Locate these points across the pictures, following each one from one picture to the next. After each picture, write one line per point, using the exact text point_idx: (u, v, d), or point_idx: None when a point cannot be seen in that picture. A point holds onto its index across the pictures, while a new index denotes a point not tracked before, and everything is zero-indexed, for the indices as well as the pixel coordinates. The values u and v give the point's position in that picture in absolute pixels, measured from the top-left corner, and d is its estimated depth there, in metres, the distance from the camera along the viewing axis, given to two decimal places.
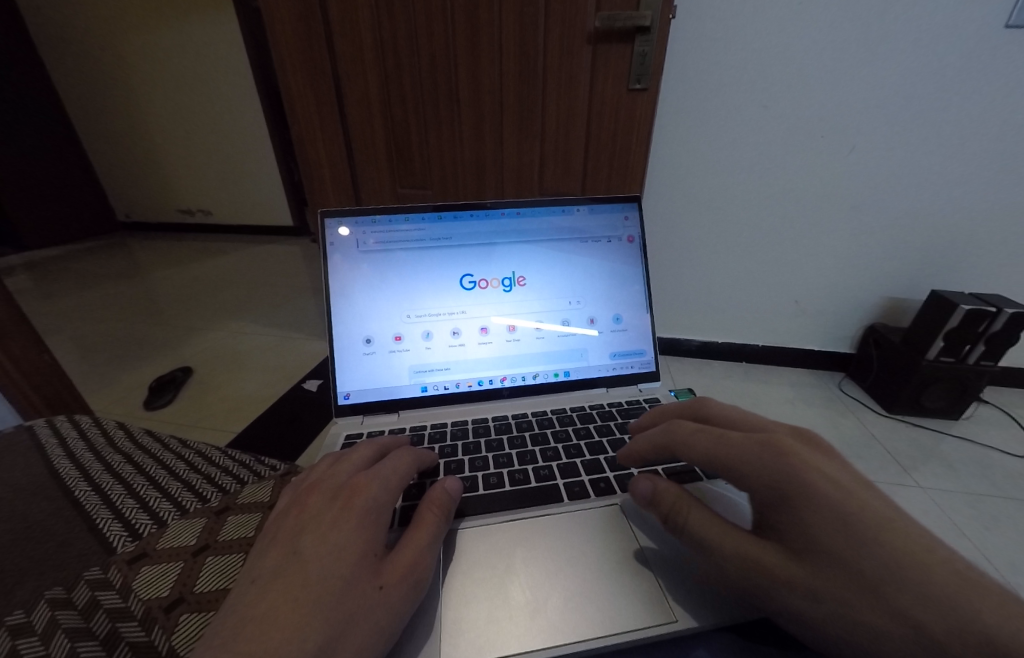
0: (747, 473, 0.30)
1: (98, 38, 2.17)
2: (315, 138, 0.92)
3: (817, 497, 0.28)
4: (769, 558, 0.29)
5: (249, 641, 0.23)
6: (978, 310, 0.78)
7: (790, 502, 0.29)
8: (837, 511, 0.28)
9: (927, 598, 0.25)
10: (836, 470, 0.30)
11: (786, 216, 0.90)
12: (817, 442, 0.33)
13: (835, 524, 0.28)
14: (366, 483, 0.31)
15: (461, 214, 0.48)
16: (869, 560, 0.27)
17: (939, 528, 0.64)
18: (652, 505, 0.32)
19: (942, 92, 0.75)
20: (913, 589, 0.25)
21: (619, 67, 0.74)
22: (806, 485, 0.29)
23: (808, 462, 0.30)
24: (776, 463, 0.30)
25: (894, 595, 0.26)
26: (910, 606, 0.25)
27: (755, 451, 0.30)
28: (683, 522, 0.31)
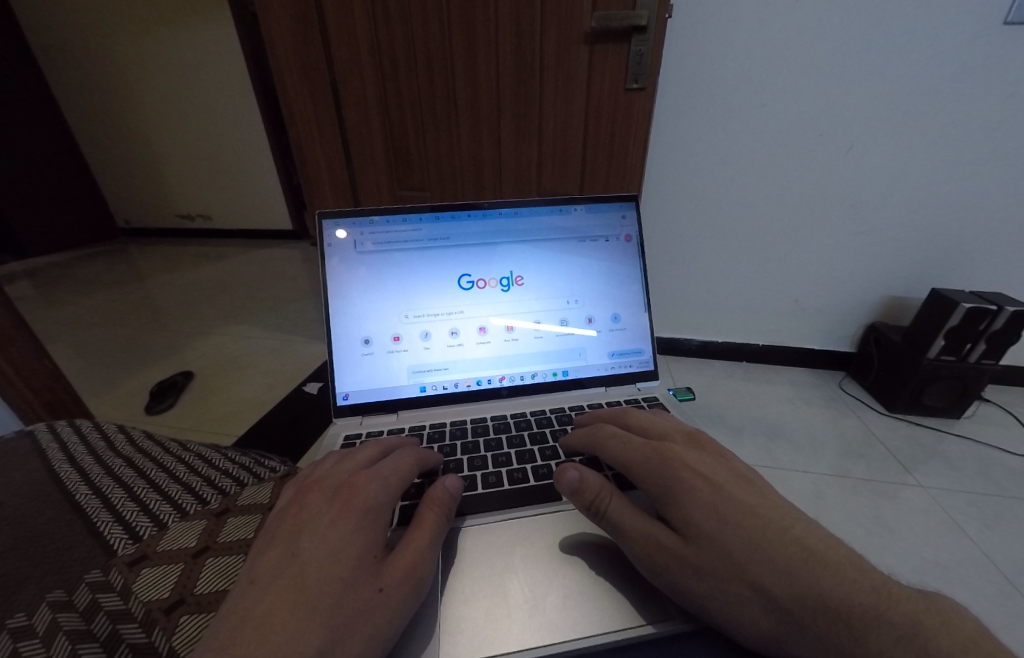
0: (636, 471, 0.33)
1: (97, 45, 2.18)
2: (313, 141, 0.92)
3: (694, 489, 0.31)
4: (667, 541, 0.30)
5: (247, 644, 0.23)
6: (979, 307, 0.78)
7: (670, 494, 0.31)
8: (711, 501, 0.30)
9: (785, 575, 0.27)
10: (717, 468, 0.32)
11: (785, 214, 0.91)
12: (707, 445, 0.35)
13: (709, 512, 0.29)
14: (365, 483, 0.31)
15: (458, 214, 0.49)
16: (737, 542, 0.28)
17: (940, 526, 0.64)
18: (577, 494, 0.33)
19: (938, 89, 0.75)
20: (772, 566, 0.27)
21: (615, 68, 0.75)
22: (681, 481, 0.31)
23: (686, 461, 0.32)
24: (660, 462, 0.32)
25: (756, 573, 0.27)
26: (771, 582, 0.27)
27: (644, 455, 0.33)
28: (603, 512, 0.32)
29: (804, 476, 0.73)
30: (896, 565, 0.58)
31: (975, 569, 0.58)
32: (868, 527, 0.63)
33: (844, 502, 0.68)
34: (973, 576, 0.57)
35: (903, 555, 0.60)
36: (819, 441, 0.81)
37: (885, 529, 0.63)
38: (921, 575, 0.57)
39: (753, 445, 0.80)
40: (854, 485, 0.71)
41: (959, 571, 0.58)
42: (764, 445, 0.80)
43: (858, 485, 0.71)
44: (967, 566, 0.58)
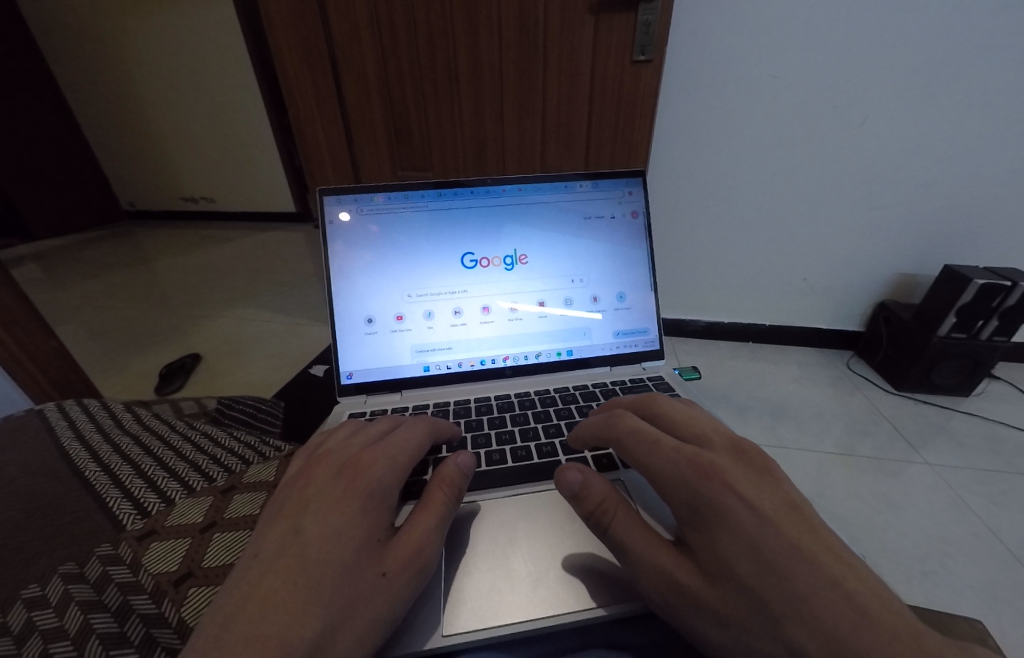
0: (669, 488, 0.29)
1: (88, 22, 2.12)
2: (312, 119, 0.90)
3: (736, 523, 0.27)
4: (686, 578, 0.27)
5: (249, 621, 0.23)
6: (993, 283, 0.76)
7: (704, 522, 0.27)
8: (751, 537, 0.26)
9: (827, 639, 0.23)
10: (764, 494, 0.28)
11: (797, 190, 0.88)
12: (755, 458, 0.30)
13: (746, 551, 0.26)
14: (371, 463, 0.31)
15: (459, 191, 0.47)
16: (773, 591, 0.25)
17: (946, 503, 0.64)
18: (577, 498, 0.30)
19: (963, 57, 0.71)
20: (812, 627, 0.23)
21: (622, 38, 0.72)
22: (722, 512, 0.27)
23: (732, 485, 0.28)
24: (699, 483, 0.28)
25: (791, 631, 0.24)
26: (809, 645, 0.23)
27: (676, 468, 0.29)
28: (608, 523, 0.30)
29: (809, 456, 0.72)
30: (899, 541, 0.59)
31: (980, 545, 0.58)
32: (871, 505, 0.63)
33: (848, 480, 0.68)
34: (977, 552, 0.57)
35: (907, 532, 0.60)
36: (827, 421, 0.81)
37: (889, 507, 0.63)
38: (925, 551, 0.57)
39: (759, 424, 0.80)
40: (859, 464, 0.71)
41: (963, 547, 0.58)
42: (770, 424, 0.80)
43: (864, 464, 0.71)
44: (972, 543, 0.58)
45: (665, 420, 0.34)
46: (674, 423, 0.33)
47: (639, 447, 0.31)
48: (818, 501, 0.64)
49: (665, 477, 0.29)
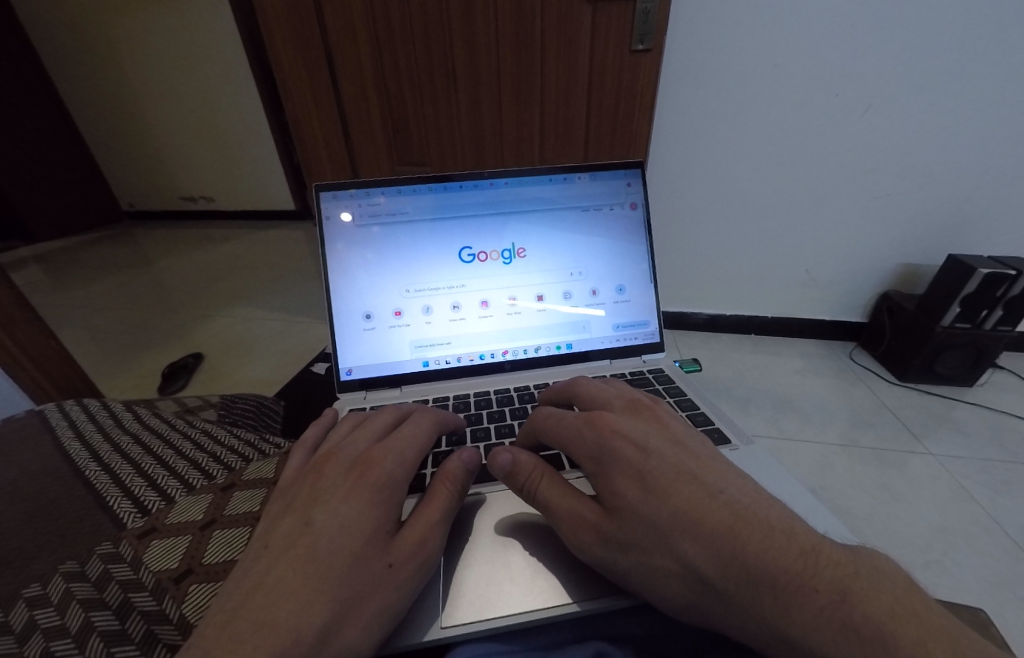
0: (570, 444, 0.33)
1: (82, 21, 2.10)
2: (308, 116, 0.89)
3: (626, 460, 0.31)
4: (595, 518, 0.30)
5: (258, 610, 0.24)
6: (996, 273, 0.76)
7: (601, 467, 0.31)
8: (641, 471, 0.30)
9: (707, 543, 0.26)
10: (655, 436, 0.33)
11: (799, 181, 0.87)
12: (644, 410, 0.35)
13: (639, 484, 0.29)
14: (380, 457, 0.31)
15: (457, 184, 0.47)
16: (662, 512, 0.28)
17: (950, 494, 0.64)
18: (508, 476, 0.33)
19: (967, 40, 0.70)
20: (698, 537, 0.27)
21: (620, 27, 0.71)
22: (613, 453, 0.31)
23: (618, 432, 0.32)
24: (590, 436, 0.32)
25: (683, 546, 0.27)
26: (694, 553, 0.26)
27: (574, 426, 0.33)
28: (532, 489, 0.32)
29: (811, 447, 0.72)
30: (902, 532, 0.58)
31: (985, 535, 0.58)
32: (874, 496, 0.63)
33: (851, 471, 0.67)
34: (981, 542, 0.57)
35: (910, 523, 0.60)
36: (829, 412, 0.80)
37: (893, 498, 0.63)
38: (928, 541, 0.57)
39: (761, 417, 0.80)
40: (862, 455, 0.70)
41: (966, 537, 0.58)
42: (773, 417, 0.79)
43: (867, 455, 0.70)
44: (976, 533, 0.58)
45: (578, 395, 0.38)
46: (585, 393, 0.38)
47: (552, 416, 0.35)
48: (821, 492, 0.64)
49: (569, 441, 0.33)
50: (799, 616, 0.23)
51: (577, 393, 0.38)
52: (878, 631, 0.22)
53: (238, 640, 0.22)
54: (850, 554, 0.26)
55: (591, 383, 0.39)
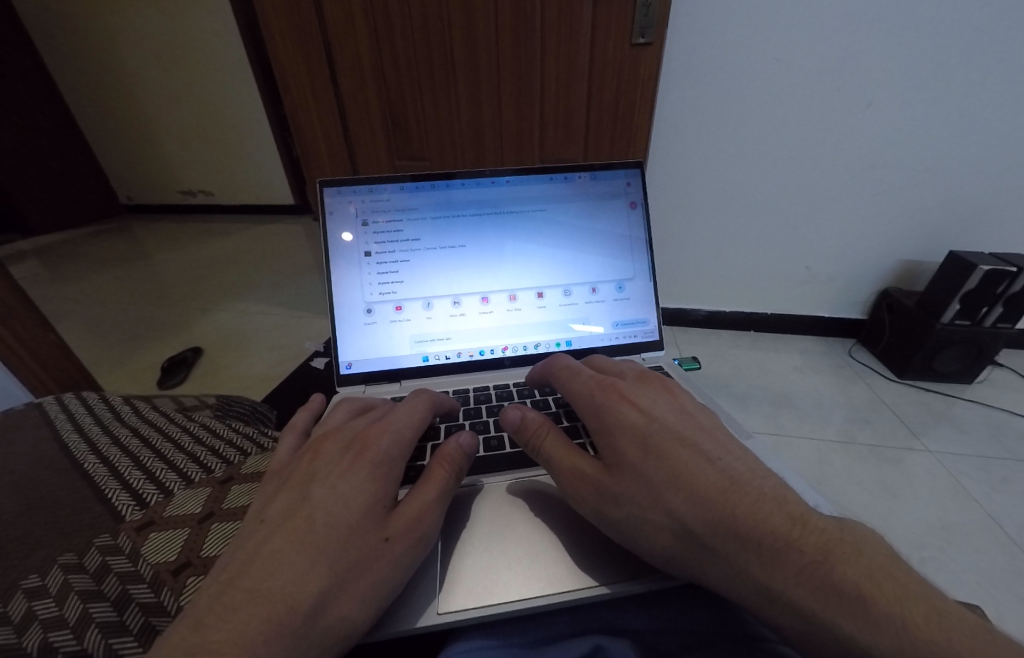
0: (579, 405, 0.34)
1: (78, 12, 2.08)
2: (307, 109, 0.88)
3: (627, 422, 0.31)
4: (593, 472, 0.30)
5: (255, 579, 0.24)
6: (997, 271, 0.76)
7: (604, 427, 0.32)
8: (641, 433, 0.31)
9: (701, 504, 0.27)
10: (658, 403, 0.33)
11: (800, 175, 0.86)
12: (654, 380, 0.35)
13: (638, 444, 0.30)
14: (378, 434, 0.31)
15: (459, 182, 0.47)
16: (658, 470, 0.29)
17: (946, 490, 0.64)
18: (519, 430, 0.34)
19: (970, 32, 0.69)
20: (688, 494, 0.27)
21: (620, 21, 0.70)
22: (617, 415, 0.32)
23: (625, 396, 0.33)
24: (599, 397, 0.33)
25: (672, 501, 0.27)
26: (682, 509, 0.27)
27: (586, 388, 0.34)
28: (538, 446, 0.33)
29: (808, 444, 0.72)
30: (899, 528, 0.59)
31: (981, 531, 0.58)
32: (872, 492, 0.64)
33: (849, 467, 0.68)
34: (978, 538, 0.57)
35: (908, 519, 0.60)
36: (828, 408, 0.80)
37: (890, 494, 0.63)
38: (924, 536, 0.58)
39: (760, 413, 0.80)
40: (860, 452, 0.71)
41: (963, 533, 0.58)
42: (771, 413, 0.80)
43: (865, 452, 0.71)
44: (973, 529, 0.59)
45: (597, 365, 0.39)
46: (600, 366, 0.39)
47: (566, 380, 0.36)
48: (818, 488, 0.64)
49: (580, 401, 0.34)
50: (814, 605, 0.23)
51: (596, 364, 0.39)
52: (859, 590, 0.22)
53: (235, 606, 0.23)
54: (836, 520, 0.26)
55: (609, 362, 0.39)
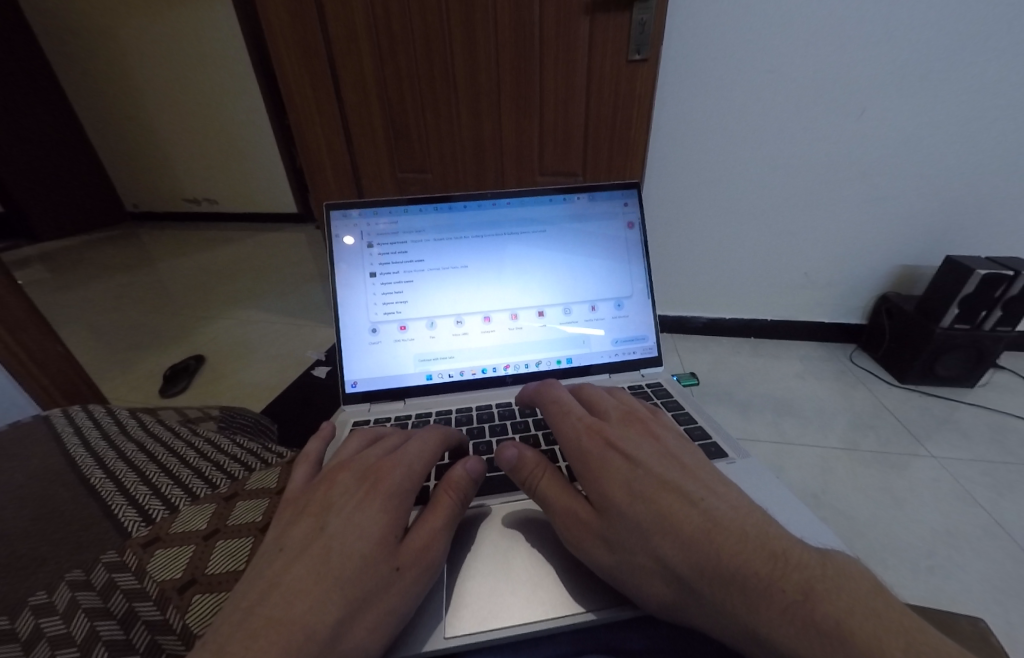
0: (566, 447, 0.34)
1: (89, 24, 2.13)
2: (312, 123, 0.90)
3: (614, 466, 0.32)
4: (586, 516, 0.31)
5: (271, 611, 0.24)
6: (994, 274, 0.76)
7: (590, 471, 0.32)
8: (627, 478, 0.31)
9: (685, 545, 0.27)
10: (643, 446, 0.33)
11: (797, 185, 0.88)
12: (639, 423, 0.36)
13: (625, 487, 0.30)
14: (390, 467, 0.31)
15: (461, 204, 0.48)
16: (645, 514, 0.29)
17: (952, 496, 0.64)
18: (515, 470, 0.34)
19: (958, 49, 0.72)
20: (674, 537, 0.27)
21: (616, 38, 0.71)
22: (604, 458, 0.32)
23: (610, 440, 0.34)
24: (584, 440, 0.34)
25: (661, 546, 0.28)
26: (671, 554, 0.27)
27: (571, 430, 0.35)
28: (534, 487, 0.33)
29: (812, 452, 0.73)
30: (905, 537, 0.58)
31: (989, 538, 0.58)
32: (878, 501, 0.63)
33: (853, 475, 0.68)
34: (986, 546, 0.57)
35: (914, 528, 0.60)
36: (829, 415, 0.81)
37: (895, 502, 0.63)
38: (931, 545, 0.58)
39: (762, 421, 0.80)
40: (865, 457, 0.71)
41: (970, 540, 0.58)
42: (774, 421, 0.80)
43: (869, 458, 0.71)
44: (980, 536, 0.58)
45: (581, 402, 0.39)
46: (585, 401, 0.39)
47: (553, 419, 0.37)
48: (823, 497, 0.64)
49: (564, 443, 0.34)
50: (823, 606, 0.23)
51: (581, 400, 0.40)
52: (842, 632, 0.22)
53: (252, 637, 0.23)
54: (817, 558, 0.26)
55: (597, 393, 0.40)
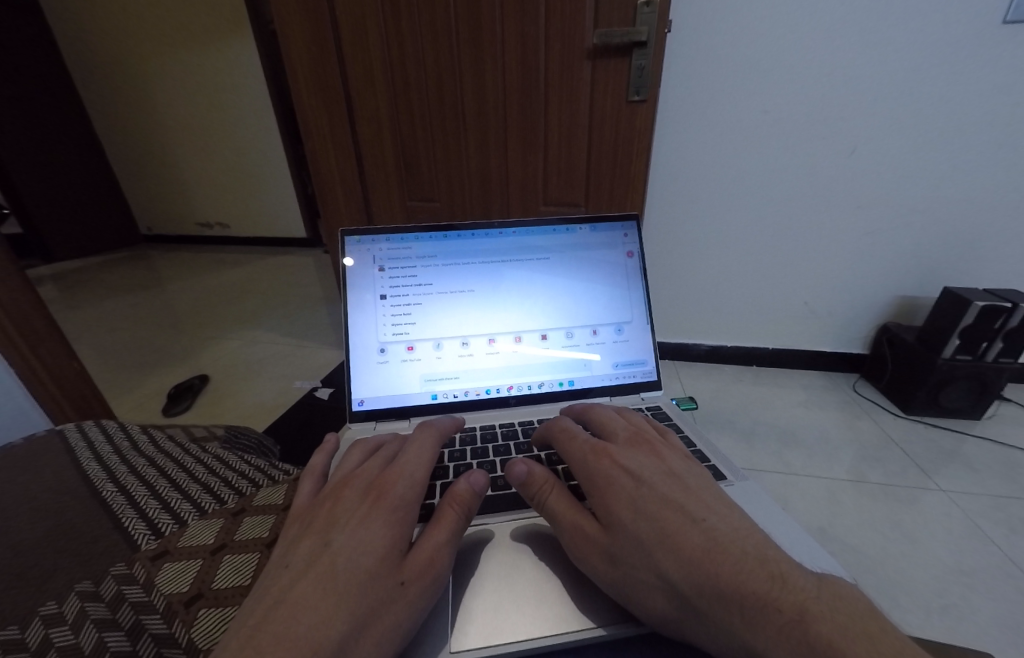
0: (573, 464, 0.35)
1: (121, 61, 2.27)
2: (328, 155, 0.95)
3: (619, 483, 0.33)
4: (593, 531, 0.31)
5: (281, 623, 0.25)
6: (993, 306, 0.78)
7: (596, 487, 0.33)
8: (630, 494, 0.32)
9: (686, 562, 0.28)
10: (646, 465, 0.34)
11: (793, 218, 0.91)
12: (644, 442, 0.37)
13: (628, 505, 0.31)
14: (393, 481, 0.33)
15: (468, 233, 0.50)
16: (647, 531, 0.30)
17: (961, 532, 0.63)
18: (524, 485, 0.34)
19: (939, 95, 0.76)
20: (675, 554, 0.28)
21: (617, 81, 0.76)
22: (609, 476, 0.33)
23: (615, 457, 0.35)
24: (591, 458, 0.35)
25: (661, 562, 0.28)
26: (672, 570, 0.28)
27: (578, 448, 0.36)
28: (543, 502, 0.34)
29: (818, 482, 0.72)
30: (915, 574, 0.58)
31: (1001, 576, 0.57)
32: (885, 535, 0.63)
33: (859, 508, 0.67)
34: (998, 584, 0.56)
35: (923, 564, 0.59)
36: (834, 446, 0.80)
37: (903, 537, 0.62)
38: (941, 582, 0.56)
39: (765, 451, 0.80)
40: (871, 490, 0.70)
41: (982, 578, 0.57)
42: (777, 451, 0.80)
43: (875, 490, 0.70)
44: (992, 574, 0.57)
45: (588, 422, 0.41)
46: (594, 421, 0.41)
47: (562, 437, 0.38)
48: (829, 530, 0.64)
49: (572, 460, 0.35)
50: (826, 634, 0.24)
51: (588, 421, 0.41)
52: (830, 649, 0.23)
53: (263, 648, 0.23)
54: (809, 577, 0.26)
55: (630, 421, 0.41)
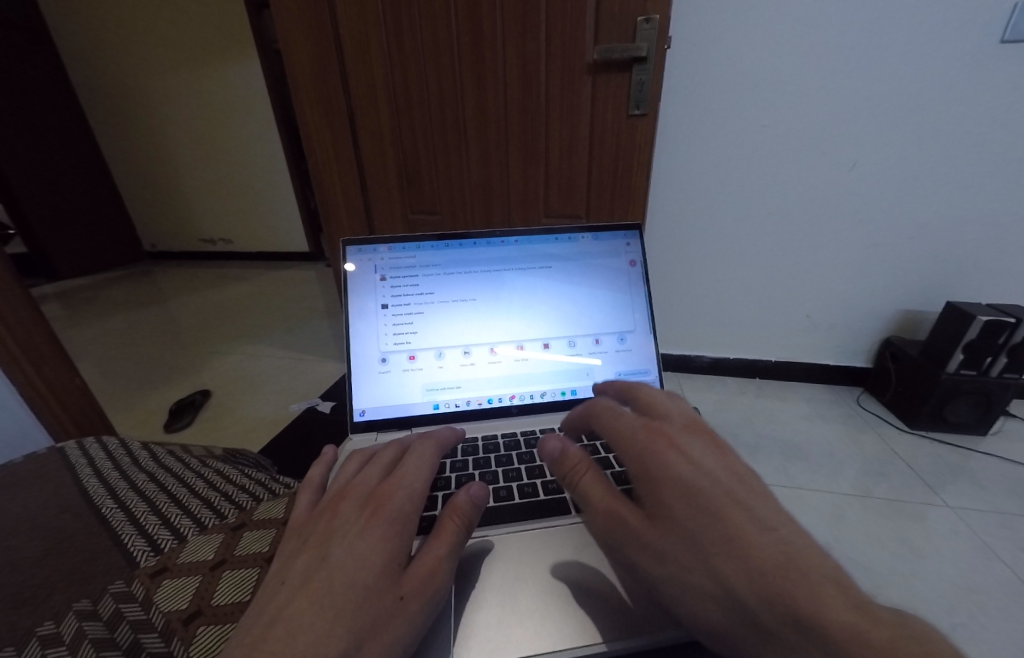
0: (620, 443, 0.33)
1: (130, 83, 2.32)
2: (330, 170, 0.96)
3: (673, 471, 0.30)
4: (630, 519, 0.30)
5: (277, 643, 0.24)
6: (996, 321, 0.77)
7: (648, 474, 0.31)
8: (684, 485, 0.30)
9: (751, 573, 0.26)
10: (707, 455, 0.32)
11: (791, 228, 0.92)
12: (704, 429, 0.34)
13: (684, 498, 0.29)
14: (391, 492, 0.32)
15: (471, 241, 0.51)
16: (705, 532, 0.28)
17: (970, 549, 0.62)
18: (556, 463, 0.34)
19: (933, 107, 0.77)
20: (738, 561, 0.27)
21: (617, 96, 0.78)
22: (659, 462, 0.31)
23: (672, 441, 0.32)
24: (643, 439, 0.32)
25: (721, 566, 0.27)
26: (730, 576, 0.27)
27: (630, 426, 0.33)
28: (575, 484, 0.33)
29: (824, 496, 0.71)
30: (924, 591, 0.56)
31: (1013, 594, 0.56)
32: (893, 551, 0.62)
33: (866, 523, 0.66)
34: (1010, 602, 0.55)
35: (933, 581, 0.57)
36: (839, 460, 0.79)
37: (911, 553, 0.61)
38: (951, 600, 0.55)
39: (769, 464, 0.79)
40: (877, 506, 0.69)
41: (993, 596, 0.55)
42: (781, 464, 0.79)
43: (882, 505, 0.69)
44: (1004, 592, 0.56)
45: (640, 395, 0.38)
46: (644, 396, 0.37)
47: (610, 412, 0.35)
48: (836, 546, 0.62)
49: (621, 437, 0.33)
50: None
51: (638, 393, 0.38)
52: None
53: None
54: None
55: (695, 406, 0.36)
